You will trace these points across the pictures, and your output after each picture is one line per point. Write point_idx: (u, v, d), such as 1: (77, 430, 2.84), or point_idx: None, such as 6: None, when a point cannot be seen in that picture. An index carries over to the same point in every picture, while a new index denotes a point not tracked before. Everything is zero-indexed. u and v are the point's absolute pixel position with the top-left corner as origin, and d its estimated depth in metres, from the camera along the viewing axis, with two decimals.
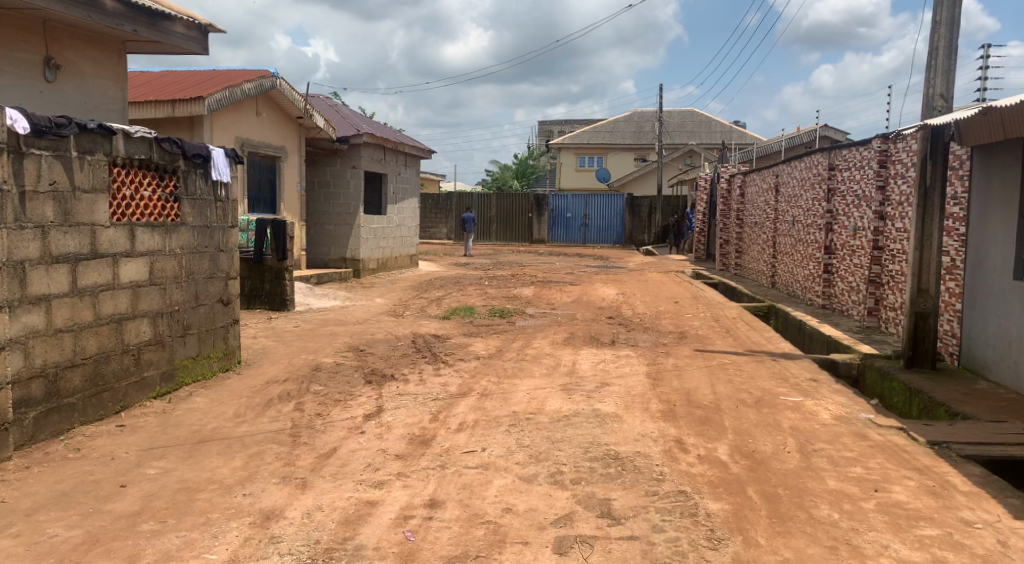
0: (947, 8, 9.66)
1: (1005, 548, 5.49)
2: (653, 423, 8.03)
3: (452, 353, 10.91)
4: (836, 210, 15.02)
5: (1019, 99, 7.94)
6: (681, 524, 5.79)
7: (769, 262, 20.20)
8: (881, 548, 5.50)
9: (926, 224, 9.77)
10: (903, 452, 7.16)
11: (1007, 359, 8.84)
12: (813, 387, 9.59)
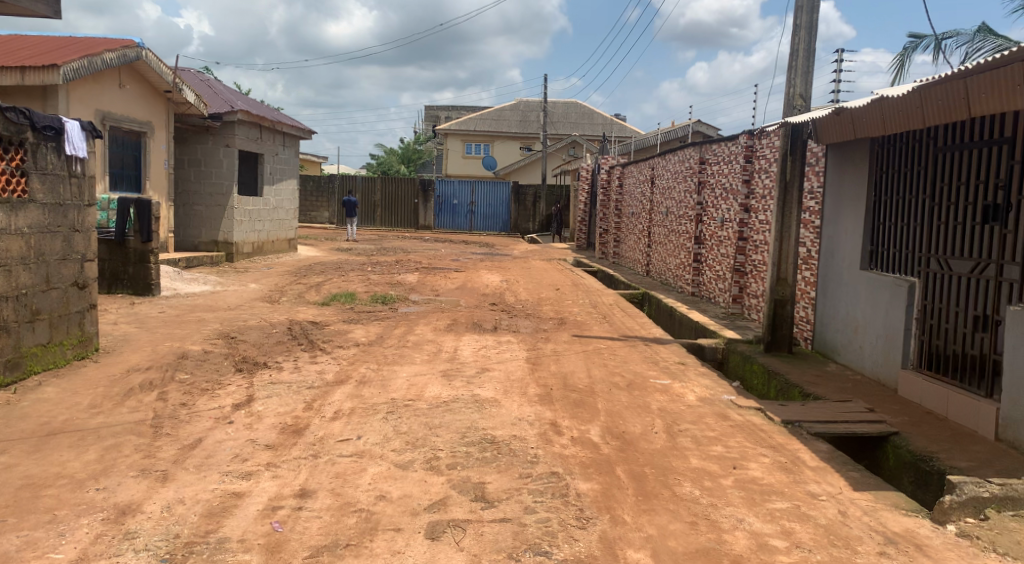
0: (807, 12, 10.07)
1: (844, 517, 5.76)
2: (530, 407, 8.15)
3: (330, 340, 10.76)
4: (706, 203, 15.60)
5: (867, 102, 8.42)
6: (552, 505, 5.92)
7: (645, 250, 20.77)
8: (735, 521, 5.72)
9: (785, 217, 10.26)
10: (760, 431, 7.53)
11: (853, 343, 9.44)
12: (681, 370, 9.96)
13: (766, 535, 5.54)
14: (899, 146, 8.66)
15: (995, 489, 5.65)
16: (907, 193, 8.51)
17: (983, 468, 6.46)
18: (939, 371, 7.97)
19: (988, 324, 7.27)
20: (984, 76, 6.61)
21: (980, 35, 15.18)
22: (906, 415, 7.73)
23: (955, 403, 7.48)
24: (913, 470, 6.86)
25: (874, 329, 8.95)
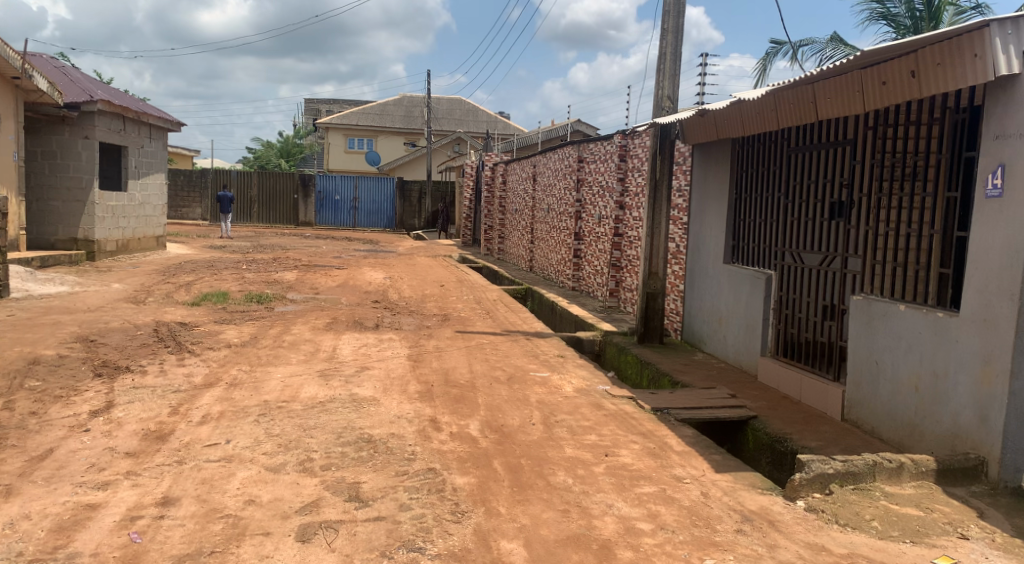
0: (673, 16, 10.37)
1: (707, 498, 6.00)
2: (409, 404, 8.10)
3: (201, 342, 10.38)
4: (586, 200, 15.91)
5: (728, 104, 8.73)
6: (427, 501, 5.91)
7: (528, 246, 20.98)
8: (606, 507, 5.87)
9: (655, 213, 10.56)
10: (631, 419, 7.74)
11: (718, 333, 9.82)
12: (561, 363, 10.13)
13: (635, 519, 5.71)
14: (758, 146, 9.04)
15: (839, 465, 5.97)
16: (765, 190, 8.90)
17: (832, 447, 6.84)
18: (794, 358, 8.39)
19: (837, 313, 7.70)
20: (829, 81, 6.99)
21: (833, 44, 16.10)
22: (765, 399, 8.11)
23: (808, 387, 7.91)
24: (770, 451, 7.20)
25: (736, 320, 9.34)
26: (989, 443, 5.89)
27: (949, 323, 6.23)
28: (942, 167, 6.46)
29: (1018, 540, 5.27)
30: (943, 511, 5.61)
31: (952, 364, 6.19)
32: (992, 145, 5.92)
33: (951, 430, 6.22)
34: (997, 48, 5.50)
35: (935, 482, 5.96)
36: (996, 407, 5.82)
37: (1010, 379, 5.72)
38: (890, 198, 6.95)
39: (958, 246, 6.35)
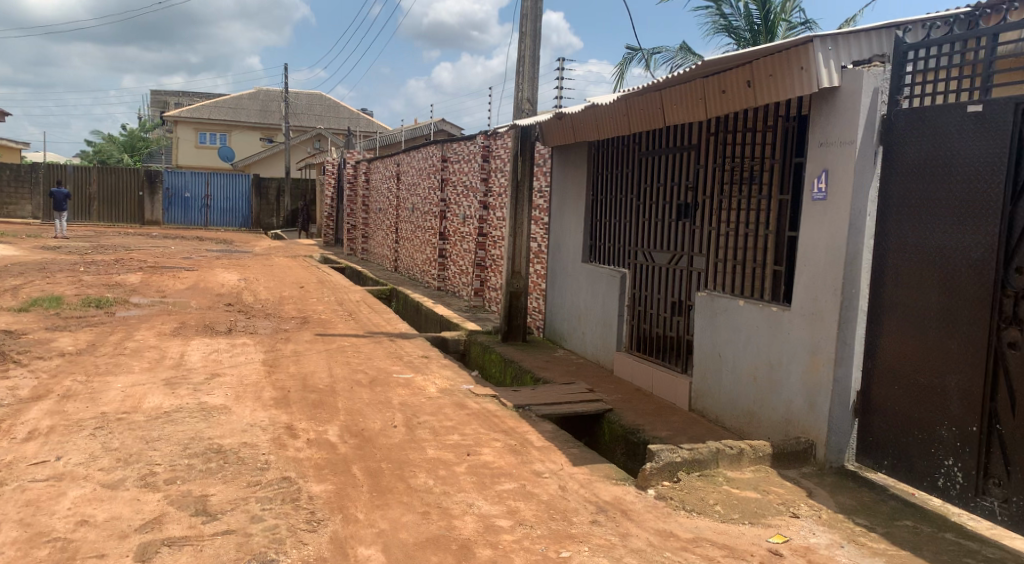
0: (531, 20, 10.52)
1: (564, 491, 6.14)
2: (263, 412, 7.88)
3: (29, 352, 9.71)
4: (449, 199, 15.92)
5: (584, 107, 8.96)
6: (281, 511, 5.76)
7: (392, 246, 20.84)
8: (466, 507, 5.90)
9: (517, 214, 10.71)
10: (494, 417, 7.81)
11: (577, 330, 10.06)
12: (424, 363, 10.10)
13: (495, 517, 5.76)
14: (612, 150, 9.33)
15: (686, 453, 6.17)
16: (619, 192, 9.19)
17: (679, 436, 7.15)
18: (647, 352, 8.67)
19: (684, 309, 8.04)
20: (674, 89, 7.29)
21: (682, 53, 16.78)
22: (620, 393, 8.38)
23: (659, 380, 8.24)
24: (624, 442, 7.46)
25: (594, 317, 9.60)
26: (818, 427, 6.27)
27: (782, 316, 6.62)
28: (776, 170, 6.85)
29: (841, 516, 5.55)
30: (777, 492, 5.89)
31: (785, 355, 6.57)
32: (818, 151, 6.31)
33: (785, 416, 6.59)
34: (819, 62, 5.89)
35: (771, 465, 6.26)
36: (823, 393, 6.20)
37: (834, 366, 6.11)
38: (731, 200, 7.32)
39: (789, 245, 6.75)
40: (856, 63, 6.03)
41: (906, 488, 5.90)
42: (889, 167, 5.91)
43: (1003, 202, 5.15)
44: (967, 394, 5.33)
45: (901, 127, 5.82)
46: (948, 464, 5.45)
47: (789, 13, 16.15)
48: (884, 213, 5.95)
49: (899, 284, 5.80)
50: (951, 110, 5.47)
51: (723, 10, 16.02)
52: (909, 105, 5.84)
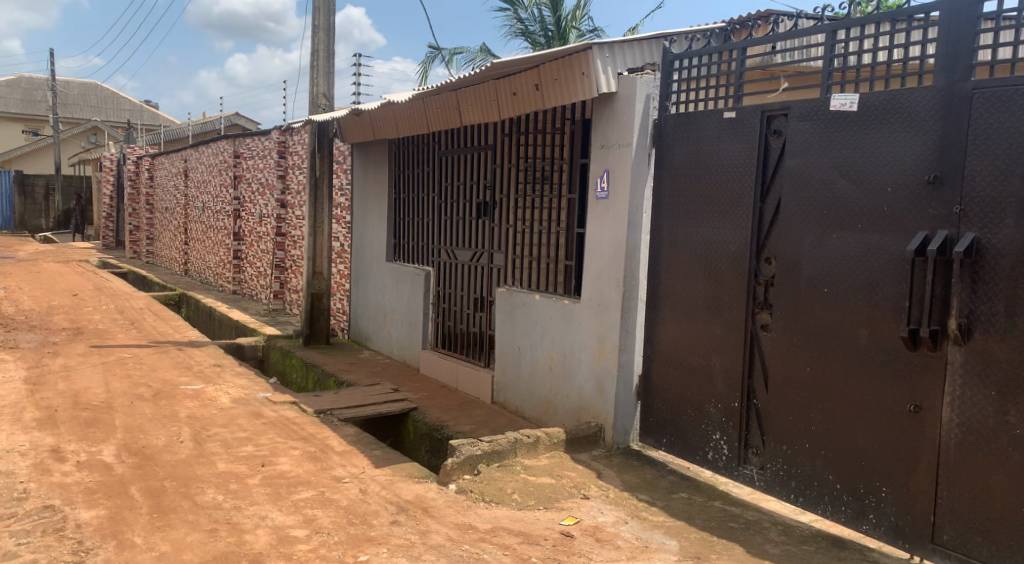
0: (324, 14, 10.25)
1: (364, 494, 5.82)
2: (24, 435, 7.17)
3: None
4: (244, 198, 15.24)
5: (379, 104, 8.80)
6: (40, 544, 5.25)
7: (181, 249, 19.64)
8: (258, 520, 5.48)
9: (317, 212, 10.36)
10: (292, 424, 7.47)
11: (383, 330, 9.80)
12: (216, 373, 9.57)
13: (289, 527, 5.34)
14: (410, 147, 9.07)
15: (484, 444, 5.56)
16: (420, 191, 8.86)
17: (480, 430, 6.84)
18: (452, 350, 8.39)
19: (484, 305, 7.70)
20: (467, 89, 7.02)
21: (483, 54, 16.95)
22: (425, 391, 8.10)
23: (464, 377, 8.02)
24: (429, 440, 7.17)
25: (398, 317, 9.34)
26: (605, 410, 5.86)
27: (573, 310, 6.27)
28: (568, 169, 6.55)
29: (625, 494, 5.16)
30: (571, 476, 5.42)
31: (575, 345, 6.22)
32: (600, 153, 5.89)
33: (579, 403, 6.18)
34: (597, 68, 5.56)
35: (565, 450, 5.76)
36: (610, 378, 5.78)
37: (618, 352, 5.70)
38: (525, 198, 6.99)
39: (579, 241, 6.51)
40: (630, 70, 5.73)
41: (682, 462, 5.55)
42: (662, 171, 5.57)
43: (752, 197, 4.92)
44: (731, 374, 5.06)
45: (669, 132, 5.51)
46: (716, 438, 5.18)
47: (579, 22, 16.69)
48: (659, 217, 5.61)
49: (673, 277, 5.49)
50: (706, 118, 5.22)
51: (520, 14, 16.34)
52: (678, 111, 5.55)
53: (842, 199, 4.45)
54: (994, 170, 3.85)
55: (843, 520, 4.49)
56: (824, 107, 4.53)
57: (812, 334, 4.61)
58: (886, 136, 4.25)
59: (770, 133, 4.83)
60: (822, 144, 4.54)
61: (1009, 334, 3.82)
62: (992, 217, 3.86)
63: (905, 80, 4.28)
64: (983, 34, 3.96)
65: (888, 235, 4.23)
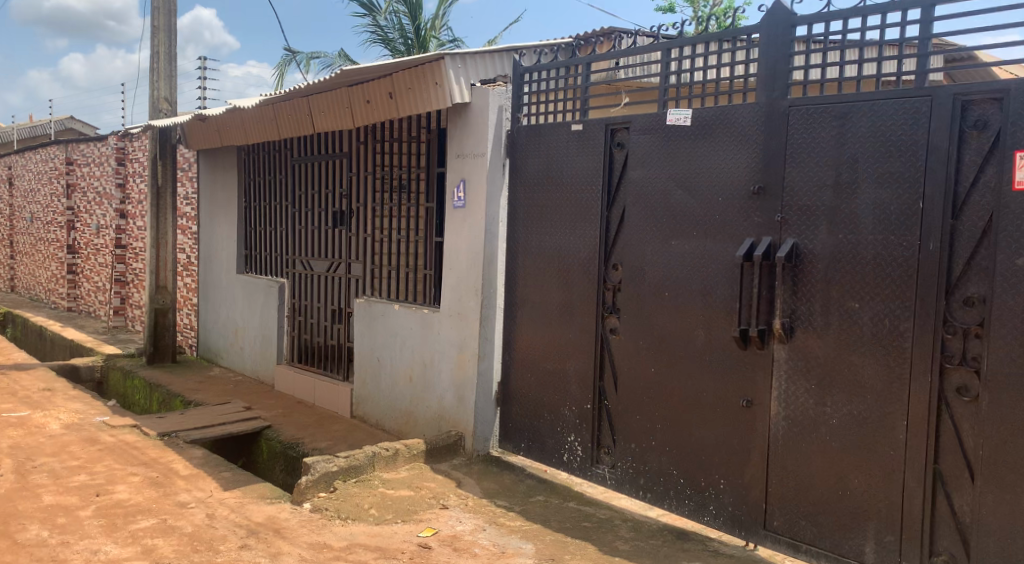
0: (164, 14, 9.80)
1: (212, 519, 5.31)
2: None
3: None
4: (78, 208, 14.35)
5: (224, 109, 8.52)
6: None
7: (7, 263, 18.26)
8: (90, 554, 4.87)
9: (160, 222, 9.91)
10: (131, 451, 6.87)
11: (234, 346, 9.43)
12: (46, 398, 8.92)
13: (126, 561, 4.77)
14: (261, 155, 8.85)
15: (342, 461, 5.43)
16: (273, 199, 8.62)
17: (339, 444, 6.62)
18: (309, 363, 8.14)
19: (343, 317, 7.52)
20: (321, 96, 6.89)
21: (340, 60, 16.65)
22: (279, 408, 7.81)
23: (320, 390, 7.73)
24: (283, 458, 6.86)
25: (250, 332, 9.03)
26: (465, 419, 5.84)
27: (432, 319, 6.14)
28: (424, 179, 6.38)
29: (483, 501, 5.21)
30: (430, 487, 5.40)
31: (436, 354, 6.10)
32: (455, 162, 5.89)
33: (438, 413, 6.10)
34: (450, 78, 5.58)
35: (425, 462, 5.71)
36: (470, 386, 5.78)
37: (478, 360, 5.72)
38: (383, 207, 6.81)
39: (436, 251, 6.26)
40: (482, 82, 5.80)
41: (539, 465, 5.65)
42: (516, 181, 5.64)
43: (600, 207, 5.09)
44: (584, 377, 5.23)
45: (522, 142, 5.58)
46: (571, 440, 5.34)
47: (438, 30, 16.72)
48: (514, 228, 5.65)
49: (529, 284, 5.56)
50: (556, 130, 5.34)
51: (379, 21, 16.17)
52: (529, 123, 5.64)
53: (678, 209, 4.69)
54: (810, 182, 4.17)
55: (685, 513, 4.73)
56: (662, 122, 4.77)
57: (658, 337, 4.80)
58: (717, 149, 4.51)
59: (614, 146, 5.04)
60: (661, 156, 4.77)
61: (824, 331, 4.14)
62: (809, 224, 4.18)
63: (731, 97, 4.57)
64: (797, 56, 4.30)
65: (721, 242, 4.49)
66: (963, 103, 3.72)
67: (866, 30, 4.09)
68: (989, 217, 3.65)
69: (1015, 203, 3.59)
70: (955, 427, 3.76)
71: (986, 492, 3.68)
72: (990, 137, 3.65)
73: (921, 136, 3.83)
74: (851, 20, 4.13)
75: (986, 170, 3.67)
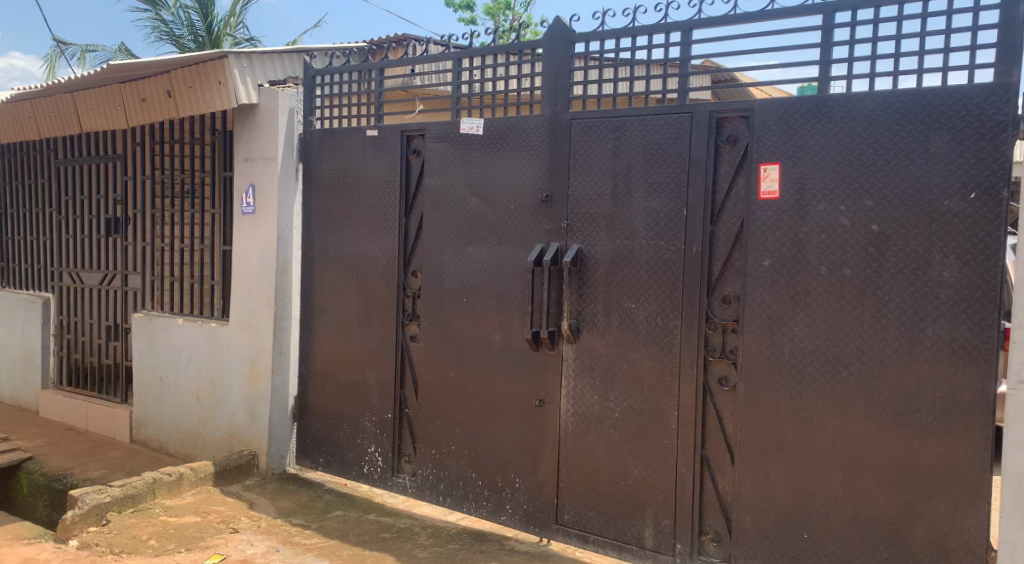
0: None
1: None
2: None
3: None
4: None
5: None
6: None
7: None
8: None
9: None
10: None
11: None
12: None
13: None
14: (18, 157, 8.07)
15: (116, 491, 5.03)
16: (34, 205, 7.88)
17: (115, 472, 6.13)
18: (80, 385, 7.50)
19: (119, 333, 6.99)
20: (90, 93, 6.39)
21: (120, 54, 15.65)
22: (44, 436, 7.11)
23: (94, 413, 7.13)
24: (47, 492, 6.21)
25: (8, 353, 8.18)
26: (257, 436, 5.62)
27: (220, 333, 5.85)
28: (209, 184, 6.10)
29: (277, 521, 5.00)
30: (218, 511, 5.12)
31: (225, 368, 5.82)
32: (243, 166, 5.67)
33: (228, 432, 5.83)
34: (236, 78, 5.39)
35: (213, 484, 5.44)
36: (263, 403, 5.57)
37: (271, 375, 5.52)
38: (164, 214, 6.41)
39: (222, 260, 6.00)
40: (270, 82, 5.59)
41: (339, 479, 5.54)
42: (310, 185, 5.49)
43: (397, 213, 5.09)
44: (383, 386, 5.19)
45: (315, 147, 5.45)
46: (371, 451, 5.27)
47: (234, 27, 16.37)
48: (309, 235, 5.51)
49: (324, 292, 5.45)
50: (350, 134, 5.28)
51: (164, 15, 15.28)
52: (323, 126, 5.50)
53: (473, 216, 4.78)
54: (591, 190, 4.39)
55: (484, 514, 4.82)
56: (455, 130, 4.85)
57: (456, 342, 4.86)
58: (507, 158, 4.66)
59: (410, 153, 5.07)
60: (454, 164, 4.85)
61: (606, 331, 4.37)
62: (591, 231, 4.40)
63: (517, 108, 4.72)
64: (576, 71, 4.51)
65: (513, 247, 4.63)
66: (718, 120, 4.06)
67: (635, 48, 4.35)
68: (741, 223, 3.99)
69: (761, 211, 3.93)
70: (718, 415, 4.08)
71: (743, 473, 4.00)
72: (740, 151, 4.01)
73: (683, 148, 4.13)
74: (622, 38, 4.38)
75: (737, 181, 4.01)
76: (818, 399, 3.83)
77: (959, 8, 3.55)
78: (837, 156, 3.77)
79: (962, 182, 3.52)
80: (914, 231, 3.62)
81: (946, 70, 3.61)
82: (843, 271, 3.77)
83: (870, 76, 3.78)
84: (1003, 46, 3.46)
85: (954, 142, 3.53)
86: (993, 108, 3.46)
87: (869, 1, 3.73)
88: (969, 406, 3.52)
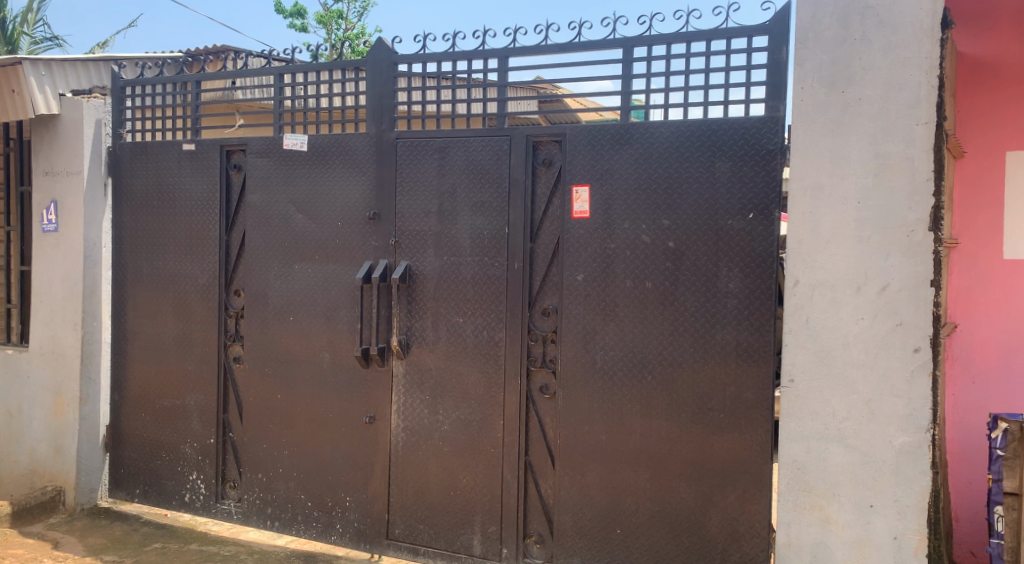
0: None
1: None
2: None
3: None
4: None
5: None
6: None
7: None
8: None
9: None
10: None
11: None
12: None
13: None
14: None
15: None
16: None
17: None
18: None
19: None
20: None
21: None
22: None
23: None
24: None
25: None
26: (63, 471, 5.25)
27: (19, 360, 5.43)
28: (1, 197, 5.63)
29: (86, 559, 4.65)
30: (17, 553, 4.73)
31: (26, 399, 5.41)
32: (43, 180, 5.31)
33: (29, 468, 5.40)
34: (33, 86, 5.01)
35: (10, 526, 5.01)
36: (69, 433, 5.22)
37: (79, 404, 5.19)
38: None
39: (20, 281, 5.58)
40: (73, 91, 5.27)
41: (157, 510, 5.27)
42: (120, 201, 5.23)
43: (218, 230, 4.94)
44: (204, 408, 5.01)
45: (125, 161, 5.20)
46: (192, 478, 5.07)
47: (32, 27, 16.40)
48: (119, 255, 5.25)
49: (137, 314, 5.19)
50: (163, 148, 5.08)
51: None
52: (133, 139, 5.25)
53: (300, 233, 4.73)
54: (417, 208, 4.47)
55: (314, 535, 4.75)
56: (278, 145, 4.78)
57: (283, 360, 4.78)
58: (333, 176, 4.65)
59: (231, 168, 4.94)
60: (278, 179, 4.79)
61: (435, 345, 4.44)
62: (418, 248, 4.47)
63: (341, 125, 4.70)
64: (400, 91, 4.55)
65: (341, 265, 4.62)
66: (534, 143, 4.25)
67: (455, 73, 4.42)
68: (557, 240, 4.19)
69: (574, 228, 4.15)
70: (540, 422, 4.25)
71: (563, 476, 4.19)
72: (554, 172, 4.21)
73: (503, 170, 4.29)
74: (443, 63, 4.45)
75: (553, 201, 4.21)
76: (626, 403, 4.07)
77: (736, 48, 3.91)
78: (639, 180, 4.04)
79: (742, 204, 3.86)
80: (706, 248, 3.92)
81: (728, 102, 3.95)
82: (645, 283, 4.03)
83: (664, 106, 4.06)
84: (773, 83, 3.83)
85: (734, 168, 3.87)
86: (765, 138, 3.82)
87: (661, 38, 4.03)
88: (752, 404, 3.85)
